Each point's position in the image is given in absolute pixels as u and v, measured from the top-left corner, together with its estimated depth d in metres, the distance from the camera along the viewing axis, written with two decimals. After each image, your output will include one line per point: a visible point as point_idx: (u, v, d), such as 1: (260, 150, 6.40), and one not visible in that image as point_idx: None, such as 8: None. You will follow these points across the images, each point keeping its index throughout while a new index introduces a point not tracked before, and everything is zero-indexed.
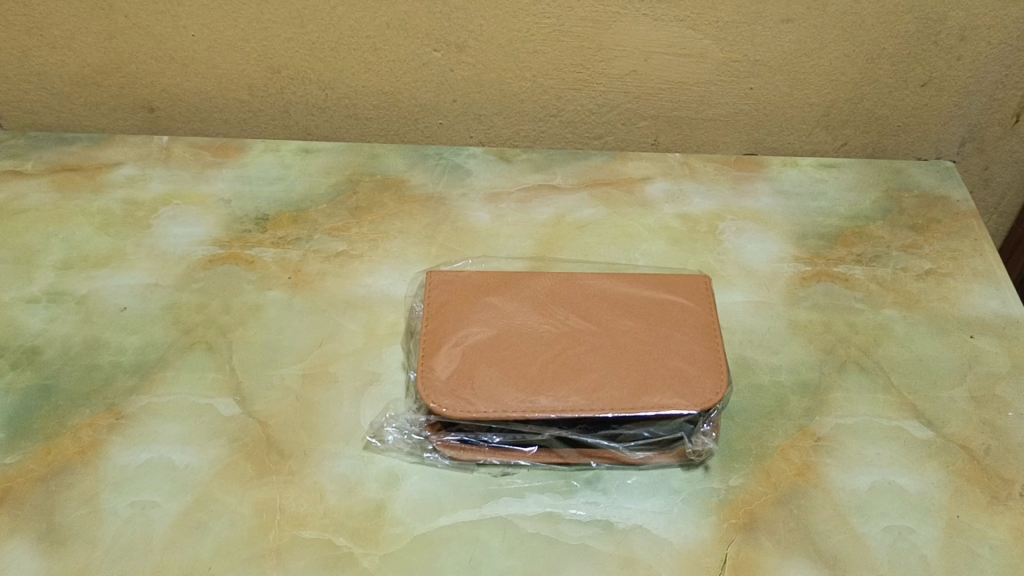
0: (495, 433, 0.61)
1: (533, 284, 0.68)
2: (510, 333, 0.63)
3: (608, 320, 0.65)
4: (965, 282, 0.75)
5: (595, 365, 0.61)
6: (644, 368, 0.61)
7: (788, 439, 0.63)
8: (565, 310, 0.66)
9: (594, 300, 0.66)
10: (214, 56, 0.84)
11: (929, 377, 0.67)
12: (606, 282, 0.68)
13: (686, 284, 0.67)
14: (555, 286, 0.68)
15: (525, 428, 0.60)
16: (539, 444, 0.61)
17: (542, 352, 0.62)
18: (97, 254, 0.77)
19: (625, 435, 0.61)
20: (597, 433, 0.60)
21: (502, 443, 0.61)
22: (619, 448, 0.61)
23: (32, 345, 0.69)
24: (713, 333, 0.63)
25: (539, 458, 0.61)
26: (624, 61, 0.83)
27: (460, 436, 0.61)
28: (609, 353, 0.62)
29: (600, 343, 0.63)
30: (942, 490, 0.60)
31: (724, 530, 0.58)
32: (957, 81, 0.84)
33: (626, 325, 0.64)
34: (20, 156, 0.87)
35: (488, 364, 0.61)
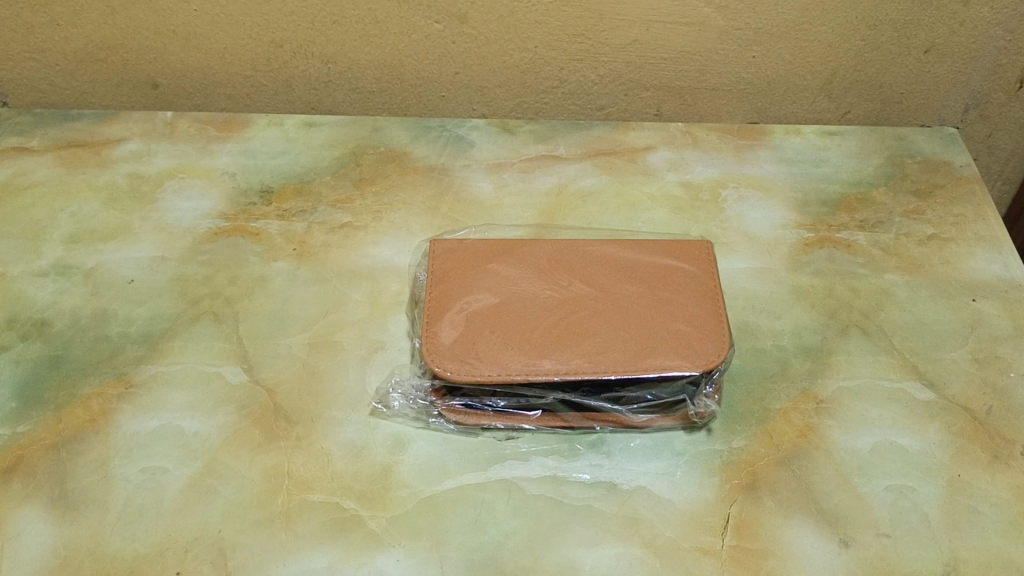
0: (499, 397, 0.61)
1: (535, 250, 0.68)
2: (513, 299, 0.64)
3: (610, 285, 0.65)
4: (968, 247, 0.75)
5: (598, 329, 0.62)
6: (646, 331, 0.61)
7: (790, 402, 0.63)
8: (569, 276, 0.66)
9: (597, 265, 0.67)
10: (217, 32, 0.84)
11: (932, 340, 0.68)
12: (609, 247, 0.69)
13: (688, 249, 0.67)
14: (558, 253, 0.68)
15: (529, 392, 0.60)
16: (543, 408, 0.62)
17: (545, 316, 0.63)
18: (104, 228, 0.78)
19: (629, 397, 0.61)
20: (600, 396, 0.60)
21: (506, 407, 0.61)
22: (623, 411, 0.61)
23: (41, 317, 0.70)
24: (715, 297, 0.64)
25: (543, 422, 0.61)
26: (626, 31, 0.82)
27: (464, 401, 0.61)
28: (612, 317, 0.63)
29: (602, 307, 0.63)
30: (944, 450, 0.61)
31: (726, 491, 0.58)
32: (961, 47, 0.84)
33: (628, 290, 0.65)
34: (26, 133, 0.87)
35: (492, 329, 0.62)
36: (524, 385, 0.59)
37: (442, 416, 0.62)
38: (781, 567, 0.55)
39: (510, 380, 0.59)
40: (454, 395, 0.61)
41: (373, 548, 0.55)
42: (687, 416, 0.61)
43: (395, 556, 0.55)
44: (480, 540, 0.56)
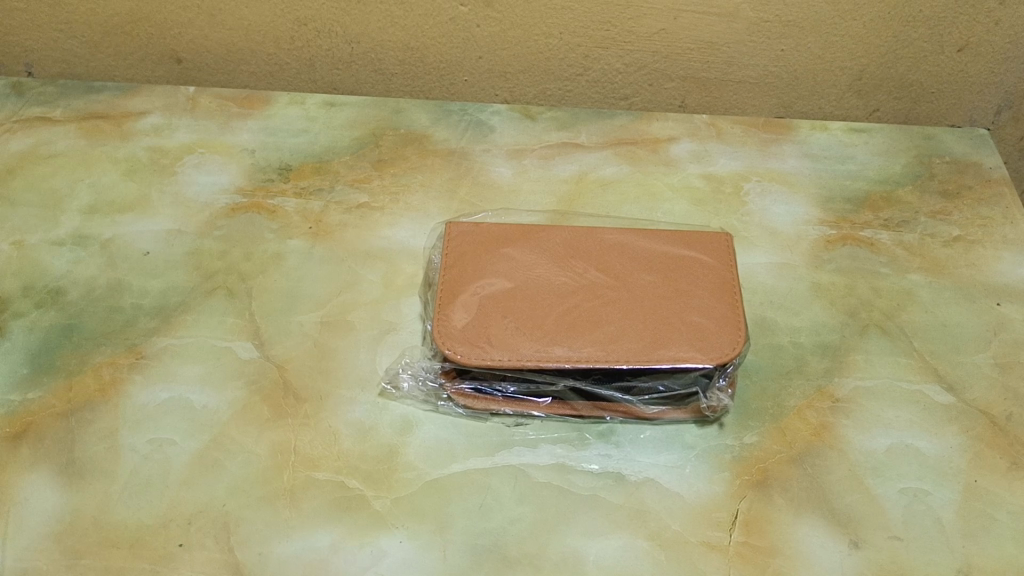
0: (509, 383, 0.60)
1: (552, 235, 0.67)
2: (527, 285, 0.63)
3: (627, 274, 0.64)
4: (994, 249, 0.74)
5: (612, 318, 0.61)
6: (660, 321, 0.61)
7: (805, 400, 0.62)
8: (584, 263, 0.65)
9: (613, 253, 0.66)
10: (242, 8, 0.83)
11: (953, 342, 0.66)
12: (627, 235, 0.68)
13: (707, 240, 0.67)
14: (574, 239, 0.67)
15: (540, 378, 0.59)
16: (553, 395, 0.61)
17: (559, 302, 0.62)
18: (123, 199, 0.78)
19: (640, 388, 0.60)
20: (610, 385, 0.60)
21: (516, 393, 0.61)
22: (633, 401, 0.60)
23: (56, 285, 0.70)
24: (732, 290, 0.63)
25: (552, 410, 0.61)
26: (653, 20, 0.81)
27: (474, 385, 0.61)
28: (626, 306, 0.62)
29: (617, 296, 0.62)
30: (961, 454, 0.59)
31: (736, 486, 0.57)
32: (995, 47, 0.82)
33: (644, 279, 0.64)
34: (49, 104, 0.88)
35: (504, 312, 0.61)
36: (534, 371, 0.59)
37: (450, 400, 0.61)
38: (788, 566, 0.54)
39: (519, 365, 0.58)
40: (460, 379, 0.61)
41: (376, 528, 0.55)
42: (699, 411, 0.60)
43: (398, 537, 0.55)
44: (485, 525, 0.55)
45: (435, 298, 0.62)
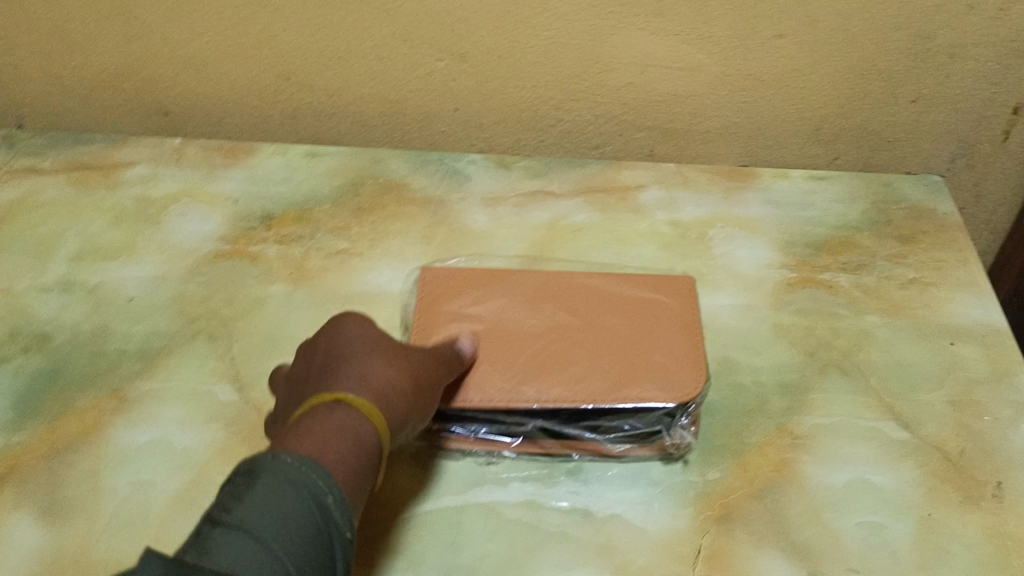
0: (479, 424, 0.62)
1: (522, 278, 0.70)
2: (498, 328, 0.66)
3: (594, 316, 0.67)
4: (949, 291, 0.77)
5: (580, 359, 0.63)
6: (624, 362, 0.63)
7: (767, 437, 0.65)
8: (553, 306, 0.68)
9: (581, 296, 0.69)
10: (227, 63, 0.87)
11: (909, 381, 0.69)
12: (595, 278, 0.71)
13: (671, 285, 0.70)
14: (544, 283, 0.70)
15: (509, 419, 0.62)
16: (522, 435, 0.63)
17: (528, 343, 0.65)
18: (109, 247, 0.81)
19: (606, 427, 0.62)
20: (577, 425, 0.62)
21: (485, 433, 0.63)
22: (600, 440, 0.62)
23: (43, 330, 0.72)
24: (695, 330, 0.66)
25: (522, 449, 0.63)
26: (621, 74, 0.85)
27: (446, 427, 0.63)
28: (593, 348, 0.64)
29: (584, 338, 0.65)
30: (915, 488, 0.62)
31: (700, 521, 0.59)
32: (948, 98, 0.86)
33: (610, 321, 0.66)
34: (39, 155, 0.91)
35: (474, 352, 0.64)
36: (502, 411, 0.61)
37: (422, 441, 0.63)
38: None
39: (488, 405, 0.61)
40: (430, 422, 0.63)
41: None
42: (663, 447, 0.62)
43: None
44: (456, 561, 0.57)
45: (408, 339, 0.65)
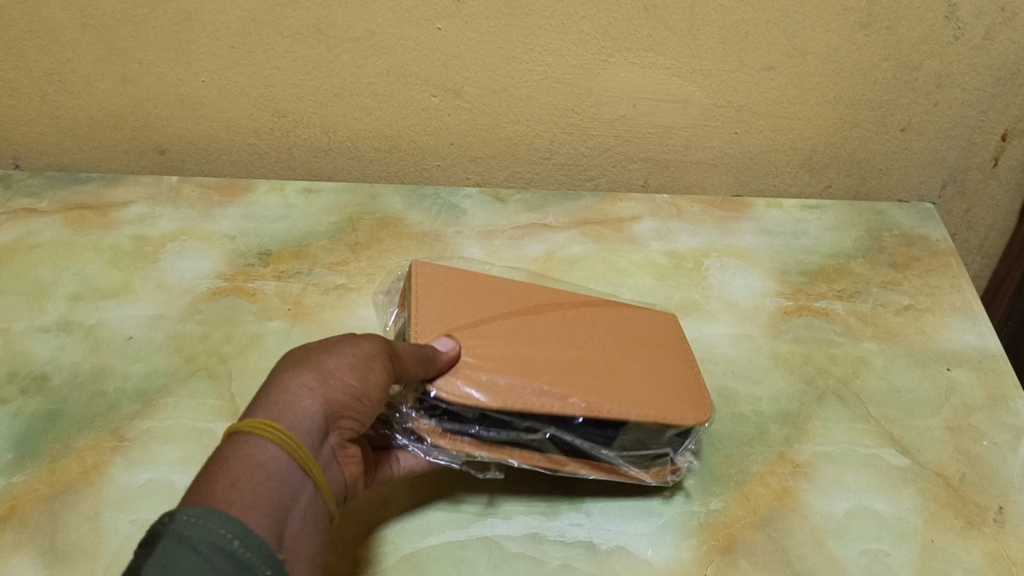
0: (491, 426, 0.58)
1: (510, 288, 0.68)
2: (500, 333, 0.62)
3: (590, 334, 0.65)
4: (943, 317, 0.78)
5: (591, 370, 0.61)
6: (639, 378, 0.62)
7: (767, 466, 0.65)
8: (546, 318, 0.66)
9: (570, 314, 0.67)
10: (223, 102, 0.88)
11: (907, 407, 0.69)
12: (579, 301, 0.69)
13: (657, 318, 0.70)
14: (529, 297, 0.68)
15: (530, 424, 0.58)
16: (530, 445, 0.59)
17: (539, 352, 0.62)
18: (107, 286, 0.81)
19: (619, 444, 0.61)
20: (597, 437, 0.59)
21: (494, 439, 0.58)
22: (610, 457, 0.60)
23: (41, 371, 0.72)
24: (691, 363, 0.66)
25: (530, 461, 0.59)
26: (613, 107, 0.86)
27: (452, 425, 0.58)
28: (600, 362, 0.62)
29: (586, 352, 0.63)
30: (917, 515, 0.62)
31: (704, 552, 0.59)
32: (935, 127, 0.87)
33: (607, 341, 0.65)
34: (36, 196, 0.91)
35: (490, 355, 0.60)
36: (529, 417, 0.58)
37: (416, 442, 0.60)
38: None
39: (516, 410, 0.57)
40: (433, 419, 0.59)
41: None
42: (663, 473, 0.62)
43: None
44: None
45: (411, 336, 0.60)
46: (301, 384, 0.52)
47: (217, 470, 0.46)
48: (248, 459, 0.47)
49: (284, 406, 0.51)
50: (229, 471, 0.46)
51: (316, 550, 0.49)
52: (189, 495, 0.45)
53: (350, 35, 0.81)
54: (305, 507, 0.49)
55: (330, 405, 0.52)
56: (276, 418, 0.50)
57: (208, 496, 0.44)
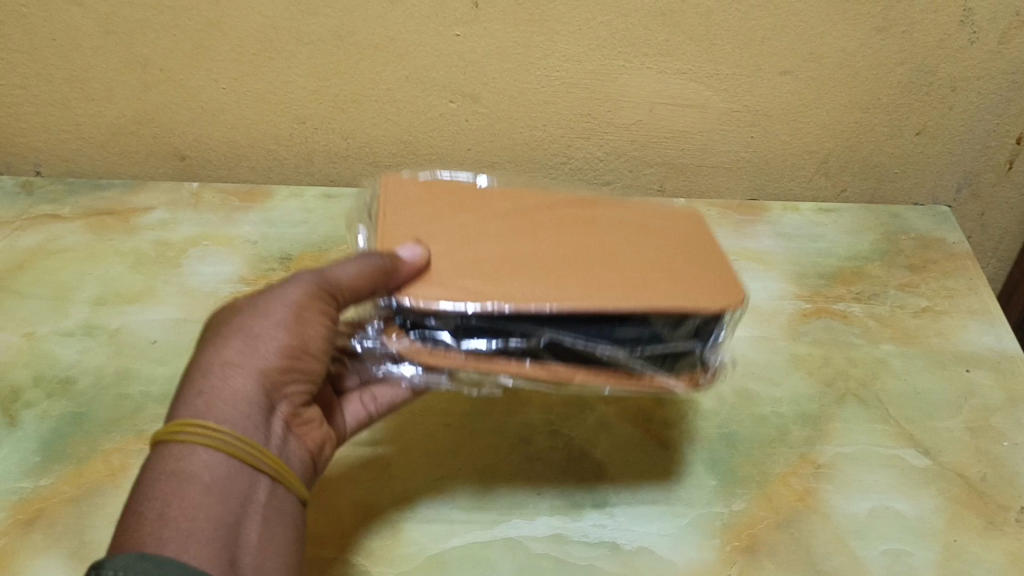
0: (472, 335, 0.51)
1: (502, 207, 0.61)
2: (484, 252, 0.56)
3: (593, 244, 0.58)
4: (961, 318, 0.78)
5: (589, 275, 0.54)
6: (655, 275, 0.54)
7: (789, 466, 0.65)
8: (542, 233, 0.59)
9: (573, 227, 0.60)
10: (242, 108, 0.89)
11: (926, 408, 0.70)
12: (586, 215, 0.62)
13: (683, 221, 0.63)
14: (527, 213, 0.61)
15: (514, 329, 0.50)
16: (527, 355, 0.51)
17: (527, 263, 0.55)
18: (130, 291, 0.82)
19: (631, 340, 0.51)
20: (597, 335, 0.51)
21: (483, 350, 0.51)
22: (623, 357, 0.51)
23: (66, 374, 0.73)
24: (711, 253, 0.58)
25: (533, 373, 0.51)
26: (630, 112, 0.87)
27: (423, 339, 0.51)
28: (600, 266, 0.55)
29: (587, 259, 0.56)
30: (938, 515, 0.62)
31: (727, 552, 0.59)
32: (951, 130, 0.88)
33: (614, 248, 0.58)
34: (58, 202, 0.92)
35: (480, 272, 0.53)
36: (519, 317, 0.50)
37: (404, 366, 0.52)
38: None
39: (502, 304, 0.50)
40: (412, 334, 0.51)
41: None
42: (696, 379, 0.53)
43: None
44: None
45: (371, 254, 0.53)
46: (226, 365, 0.50)
47: (149, 491, 0.45)
48: (182, 473, 0.46)
49: (211, 394, 0.49)
50: (164, 491, 0.45)
51: (286, 532, 0.50)
52: (121, 531, 0.43)
53: (370, 41, 0.82)
54: (262, 495, 0.49)
55: (264, 379, 0.51)
56: (206, 413, 0.48)
57: (146, 524, 0.43)
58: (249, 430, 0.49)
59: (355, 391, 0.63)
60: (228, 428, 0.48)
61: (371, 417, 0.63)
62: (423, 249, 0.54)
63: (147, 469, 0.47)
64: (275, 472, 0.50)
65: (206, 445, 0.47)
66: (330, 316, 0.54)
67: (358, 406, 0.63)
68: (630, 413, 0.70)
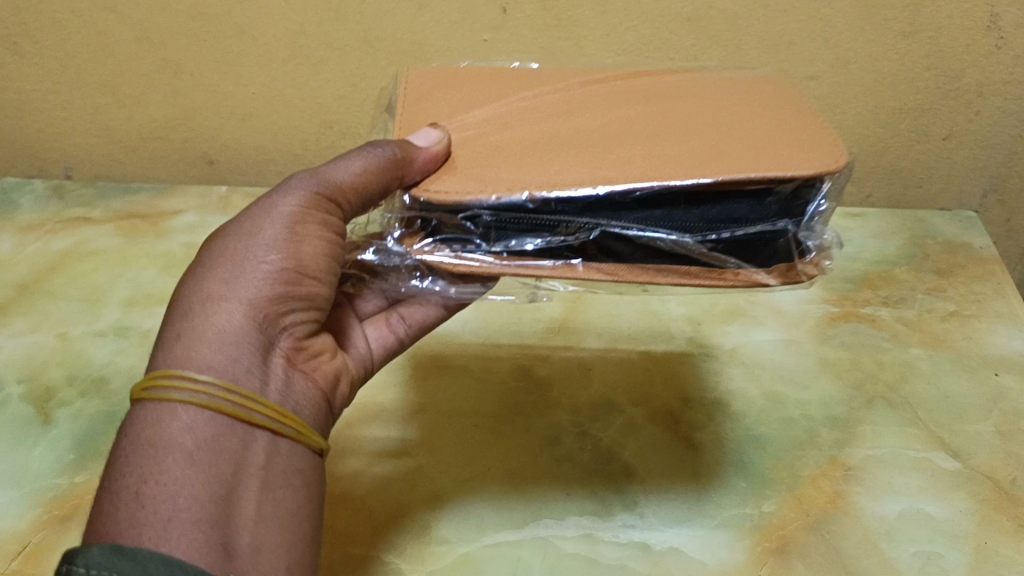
0: (509, 238, 0.47)
1: (577, 102, 0.57)
2: (540, 138, 0.51)
3: (672, 121, 0.53)
4: (989, 323, 0.78)
5: (654, 146, 0.49)
6: (740, 137, 0.50)
7: (819, 469, 0.65)
8: (616, 118, 0.54)
9: (653, 111, 0.55)
10: (271, 113, 0.90)
11: (956, 412, 0.70)
12: (672, 100, 0.57)
13: (775, 87, 0.59)
14: (603, 104, 0.56)
15: (556, 225, 0.47)
16: (578, 253, 0.48)
17: (586, 142, 0.51)
18: (161, 293, 0.83)
19: (698, 227, 0.46)
20: (656, 223, 0.46)
21: (527, 250, 0.48)
22: (693, 247, 0.47)
23: (100, 373, 0.74)
24: (809, 126, 0.51)
25: (588, 273, 0.48)
26: None
27: (452, 246, 0.48)
28: (671, 138, 0.50)
29: (659, 134, 0.51)
30: (970, 518, 0.62)
31: (757, 553, 0.59)
32: (977, 135, 0.88)
33: (693, 124, 0.52)
34: (90, 205, 0.94)
35: (540, 156, 0.49)
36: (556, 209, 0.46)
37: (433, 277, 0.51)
38: None
39: (526, 195, 0.45)
40: (435, 236, 0.49)
41: None
42: (792, 270, 0.49)
43: None
44: None
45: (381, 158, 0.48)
46: (209, 300, 0.46)
47: (126, 466, 0.40)
48: (159, 442, 0.41)
49: (192, 341, 0.44)
50: (144, 464, 0.40)
51: (290, 495, 0.44)
52: (97, 518, 0.39)
53: (398, 47, 0.83)
54: (262, 453, 0.44)
55: (254, 314, 0.46)
56: (186, 362, 0.43)
57: (123, 506, 0.39)
58: (239, 374, 0.44)
59: (382, 313, 0.58)
60: (210, 376, 0.43)
61: (400, 341, 0.58)
62: (440, 134, 0.50)
63: (127, 435, 0.42)
64: (275, 422, 0.45)
65: (185, 403, 0.42)
66: (329, 231, 0.49)
67: (384, 328, 0.58)
68: (660, 415, 0.70)
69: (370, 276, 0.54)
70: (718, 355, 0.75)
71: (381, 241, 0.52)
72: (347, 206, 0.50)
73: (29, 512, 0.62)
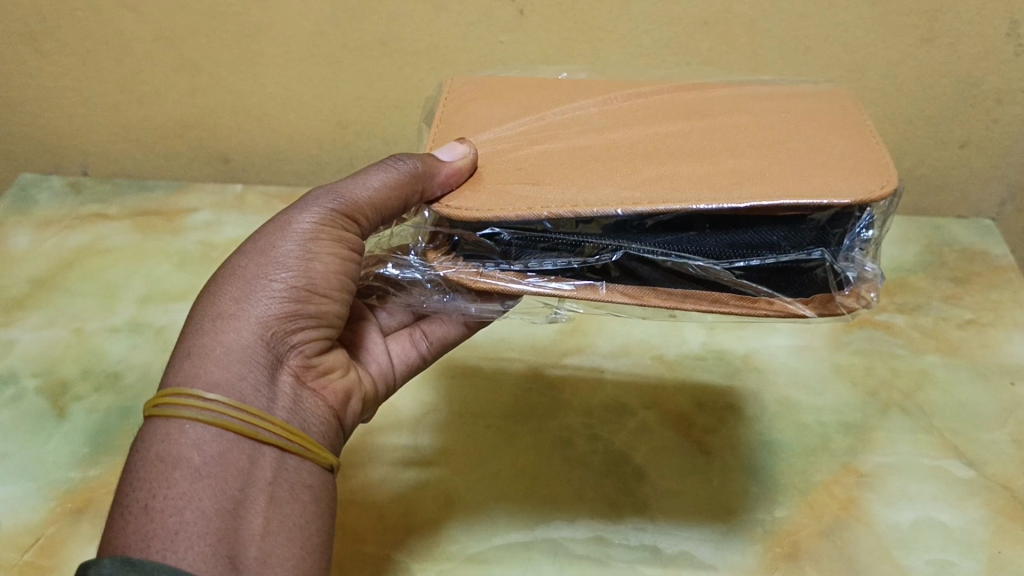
0: (531, 257, 0.48)
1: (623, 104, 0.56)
2: (576, 150, 0.51)
3: (719, 126, 0.52)
4: (1005, 331, 0.78)
5: (693, 159, 0.48)
6: (788, 150, 0.49)
7: (832, 475, 0.65)
8: (661, 123, 0.54)
9: (702, 115, 0.54)
10: (288, 112, 0.90)
11: (971, 420, 0.69)
12: (722, 101, 0.56)
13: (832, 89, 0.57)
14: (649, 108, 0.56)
15: (578, 244, 0.47)
16: (603, 275, 0.48)
17: (626, 153, 0.50)
18: (176, 290, 0.83)
19: (726, 252, 0.46)
20: (681, 246, 0.46)
21: (549, 268, 0.48)
22: (720, 272, 0.46)
23: (114, 369, 0.74)
24: (862, 135, 0.50)
25: (610, 295, 0.48)
26: None
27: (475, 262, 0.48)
28: (715, 148, 0.50)
29: (703, 144, 0.51)
30: (985, 527, 0.61)
31: (769, 558, 0.59)
32: (995, 143, 0.87)
33: (740, 129, 0.52)
34: (106, 202, 0.95)
35: (573, 171, 0.49)
36: (574, 230, 0.47)
37: (453, 294, 0.52)
38: None
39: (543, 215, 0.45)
40: (458, 252, 0.49)
41: None
42: (830, 302, 0.47)
43: None
44: None
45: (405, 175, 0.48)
46: (220, 317, 0.45)
47: (136, 481, 0.40)
48: (169, 456, 0.40)
49: (201, 357, 0.44)
50: (152, 479, 0.39)
51: (302, 509, 0.43)
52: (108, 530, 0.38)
53: (414, 47, 0.83)
54: (271, 468, 0.43)
55: (265, 331, 0.46)
56: (193, 379, 0.43)
57: (132, 520, 0.38)
58: (247, 392, 0.44)
59: (405, 329, 0.58)
60: (219, 393, 0.43)
61: (422, 358, 0.58)
62: (465, 149, 0.50)
63: (138, 450, 0.42)
64: (284, 439, 0.44)
65: (194, 419, 0.42)
66: (344, 248, 0.49)
67: (407, 344, 0.58)
68: (673, 419, 0.70)
69: (393, 289, 0.53)
70: (731, 359, 0.75)
71: (399, 255, 0.52)
72: (364, 222, 0.50)
73: (43, 505, 0.63)
